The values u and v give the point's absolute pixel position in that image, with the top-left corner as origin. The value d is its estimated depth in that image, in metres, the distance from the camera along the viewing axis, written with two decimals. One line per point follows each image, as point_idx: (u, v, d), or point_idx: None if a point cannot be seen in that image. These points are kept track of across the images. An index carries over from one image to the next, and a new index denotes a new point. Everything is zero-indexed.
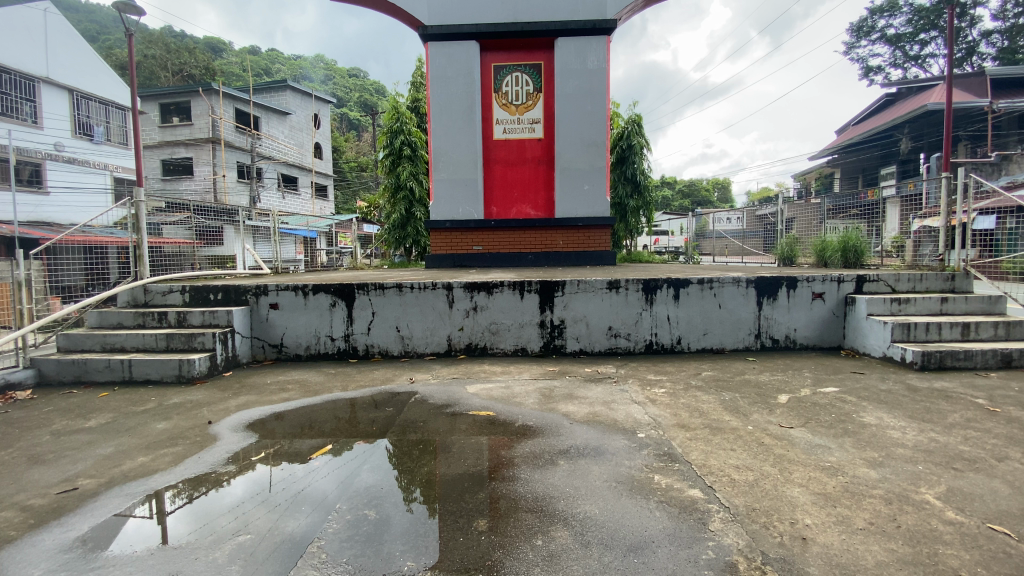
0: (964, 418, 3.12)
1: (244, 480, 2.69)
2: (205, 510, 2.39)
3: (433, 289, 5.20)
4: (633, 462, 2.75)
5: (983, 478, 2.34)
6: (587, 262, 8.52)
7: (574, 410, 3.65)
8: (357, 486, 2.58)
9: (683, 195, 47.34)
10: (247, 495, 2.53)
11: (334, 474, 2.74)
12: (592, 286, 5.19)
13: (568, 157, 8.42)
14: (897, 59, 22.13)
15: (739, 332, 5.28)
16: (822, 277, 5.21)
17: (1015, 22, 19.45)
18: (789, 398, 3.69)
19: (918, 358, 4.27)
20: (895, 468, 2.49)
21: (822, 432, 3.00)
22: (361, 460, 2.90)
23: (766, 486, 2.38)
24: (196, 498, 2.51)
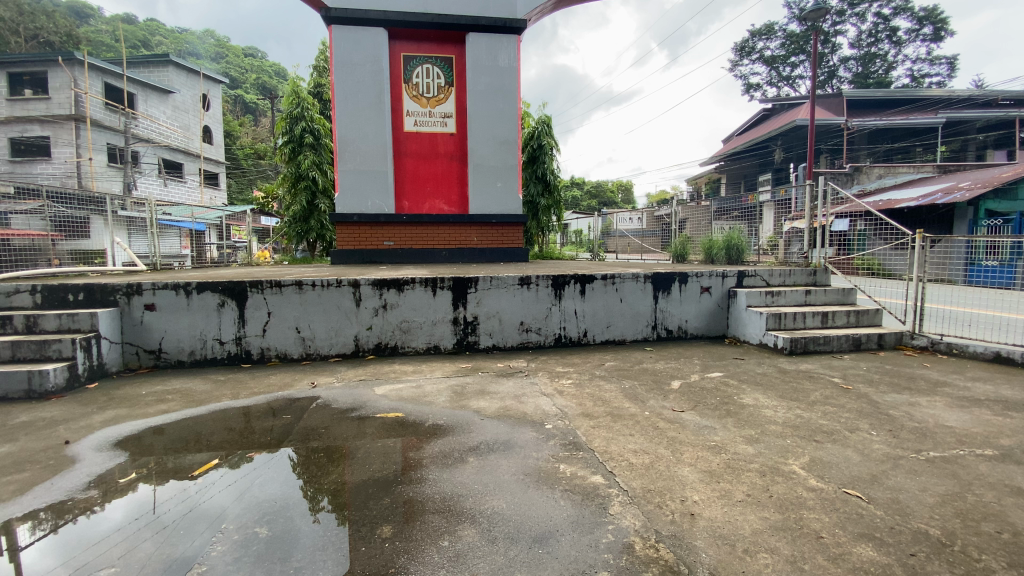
0: (823, 395, 3.58)
1: (122, 503, 2.36)
2: (70, 540, 2.05)
3: (337, 287, 4.92)
4: (540, 453, 2.80)
5: (839, 448, 2.69)
6: (500, 259, 8.59)
7: (486, 406, 3.64)
8: (254, 500, 2.35)
9: (591, 195, 49.55)
10: (125, 519, 2.21)
11: (230, 488, 2.49)
12: (504, 282, 5.21)
13: (480, 153, 8.40)
14: (773, 78, 24.85)
15: (639, 324, 5.60)
16: (709, 272, 5.69)
17: (866, 51, 22.63)
18: (681, 383, 3.99)
19: (787, 344, 4.82)
20: (768, 443, 2.77)
21: (710, 414, 3.27)
22: (259, 472, 2.66)
23: (661, 467, 2.53)
24: (60, 527, 2.15)
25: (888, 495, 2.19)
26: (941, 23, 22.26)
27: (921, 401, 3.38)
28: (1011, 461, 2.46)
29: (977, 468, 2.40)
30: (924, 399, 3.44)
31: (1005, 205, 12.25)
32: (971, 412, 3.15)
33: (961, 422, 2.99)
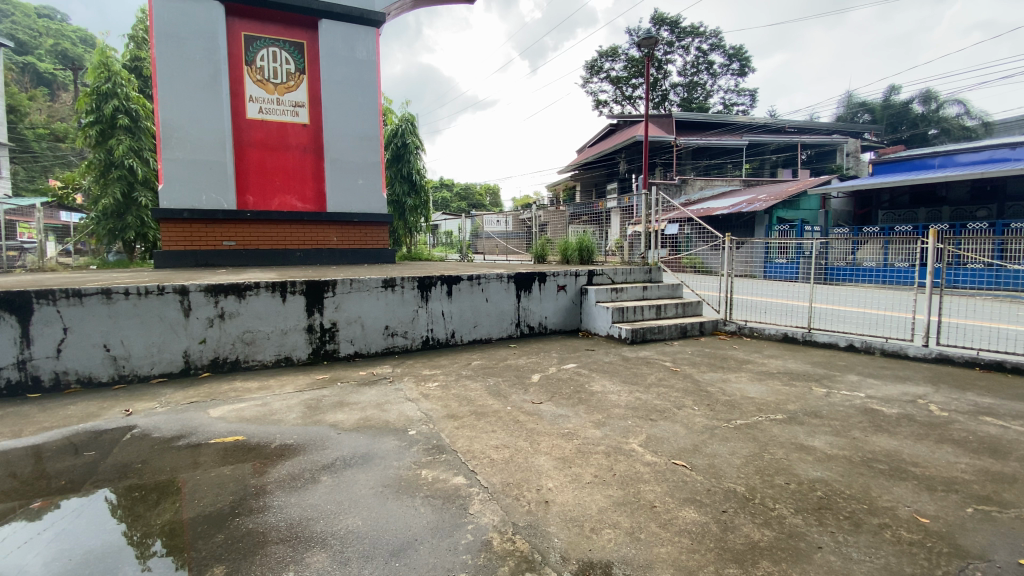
0: (658, 377, 4.06)
1: None
2: None
3: (160, 295, 4.21)
4: (401, 462, 2.70)
5: (670, 424, 3.05)
6: (362, 261, 8.19)
7: (343, 418, 3.41)
8: (45, 558, 1.89)
9: (460, 197, 49.88)
10: None
11: (12, 548, 1.97)
12: (365, 284, 4.95)
13: (337, 148, 7.90)
14: (618, 96, 27.53)
15: (503, 322, 5.76)
16: (565, 271, 6.09)
17: (690, 80, 26.27)
18: (540, 376, 4.20)
19: (628, 334, 5.37)
20: (613, 425, 3.04)
21: (564, 404, 3.47)
22: (56, 522, 2.15)
23: (519, 460, 2.62)
24: None
25: (708, 461, 2.54)
26: (745, 62, 26.80)
27: (731, 377, 4.00)
28: (794, 422, 3.03)
29: (771, 430, 2.91)
30: (734, 375, 4.08)
31: (788, 214, 15.52)
32: (767, 384, 3.82)
33: (760, 393, 3.60)
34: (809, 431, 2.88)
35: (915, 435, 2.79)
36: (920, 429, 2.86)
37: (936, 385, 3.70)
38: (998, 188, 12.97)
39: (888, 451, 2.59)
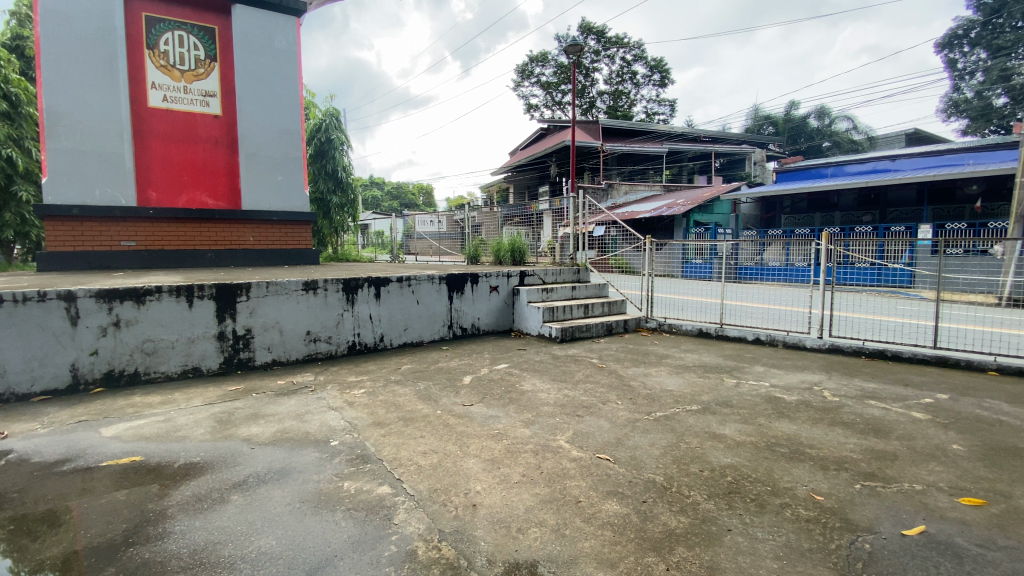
0: (585, 374, 4.18)
1: None
2: None
3: (40, 302, 3.70)
4: (321, 475, 2.56)
5: (596, 419, 3.14)
6: (283, 262, 7.75)
7: (259, 432, 3.18)
8: None
9: (391, 196, 48.61)
10: None
11: None
12: (284, 287, 4.68)
13: (254, 142, 7.41)
14: (548, 101, 28.13)
15: (435, 324, 5.67)
16: (497, 272, 6.11)
17: (615, 88, 27.38)
18: (471, 378, 4.17)
19: (558, 333, 5.49)
20: (541, 424, 3.08)
21: (494, 405, 3.47)
22: None
23: (447, 465, 2.57)
24: None
25: (629, 453, 2.64)
26: (665, 73, 28.35)
27: (652, 371, 4.21)
28: (708, 412, 3.22)
29: (687, 421, 3.08)
30: (655, 369, 4.29)
31: (704, 217, 16.64)
32: (684, 376, 4.05)
33: (677, 385, 3.81)
34: (720, 420, 3.08)
35: (811, 419, 3.07)
36: (816, 414, 3.15)
37: (829, 373, 4.10)
38: (880, 196, 14.66)
39: (789, 435, 2.82)
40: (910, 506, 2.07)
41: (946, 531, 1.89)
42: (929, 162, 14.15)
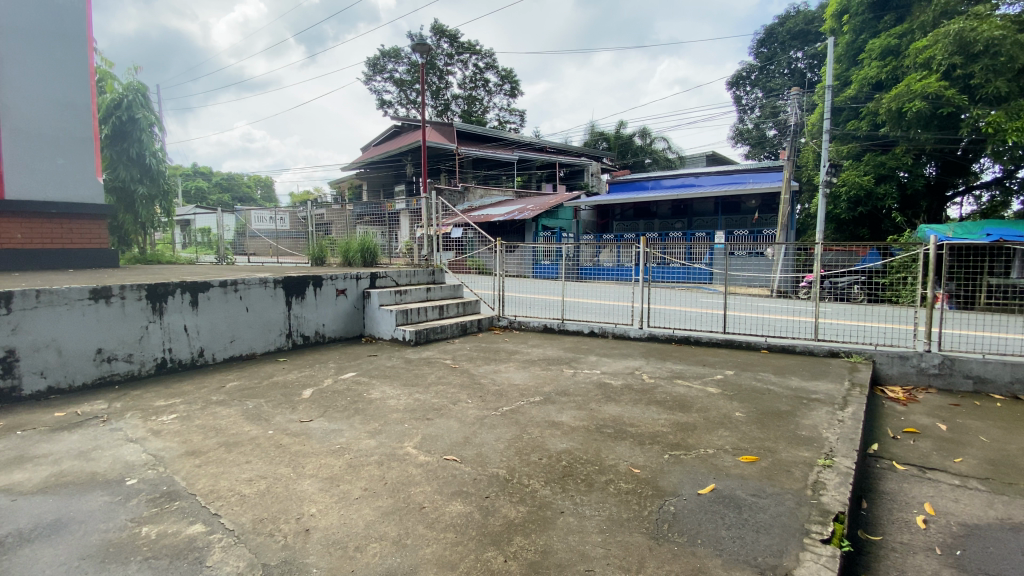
0: (437, 376, 4.14)
1: None
2: None
3: None
4: (112, 523, 2.11)
5: (445, 421, 3.13)
6: (65, 265, 6.29)
7: (21, 480, 2.51)
8: None
9: (220, 187, 42.69)
10: None
11: None
12: (63, 297, 3.78)
13: (22, 115, 5.86)
14: (402, 99, 27.48)
15: (270, 333, 5.11)
16: (343, 274, 5.78)
17: (469, 93, 27.90)
18: (312, 391, 3.84)
19: (412, 336, 5.36)
20: (388, 432, 2.96)
21: (337, 417, 3.25)
22: None
23: (277, 490, 2.32)
24: None
25: (474, 451, 2.68)
26: (514, 84, 29.73)
27: (502, 368, 4.36)
28: (548, 402, 3.44)
29: (531, 412, 3.25)
30: (504, 365, 4.45)
31: (551, 221, 17.85)
32: (530, 370, 4.28)
33: (523, 379, 4.01)
34: (559, 408, 3.31)
35: (634, 401, 3.47)
36: (637, 395, 3.58)
37: (649, 358, 4.69)
38: (687, 207, 17.38)
39: (615, 417, 3.15)
40: (703, 469, 2.45)
41: (731, 486, 2.28)
42: (722, 180, 17.16)
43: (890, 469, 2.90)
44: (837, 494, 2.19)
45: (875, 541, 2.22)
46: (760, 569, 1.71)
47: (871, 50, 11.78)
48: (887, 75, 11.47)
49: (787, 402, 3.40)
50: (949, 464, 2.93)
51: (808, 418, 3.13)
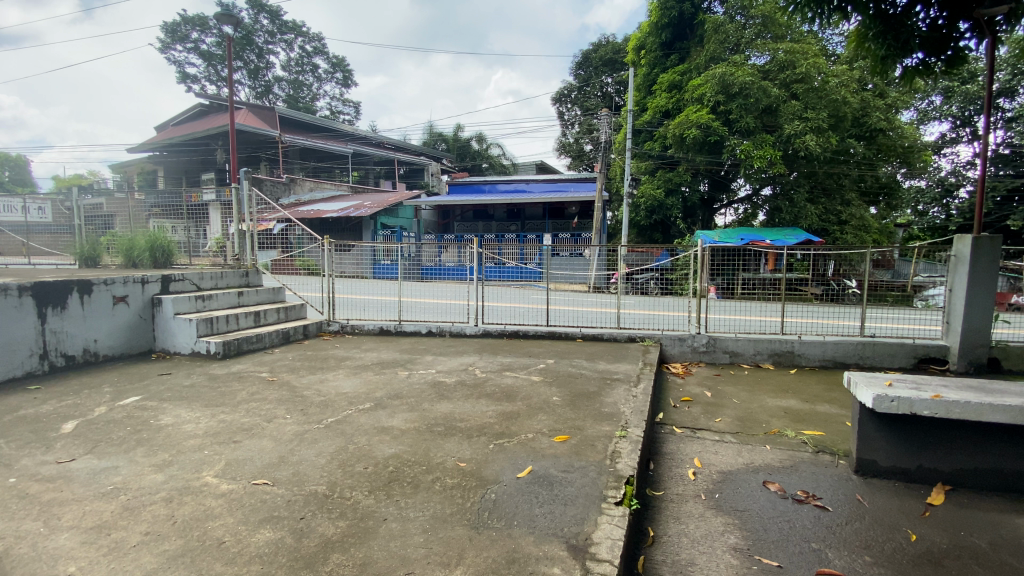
0: (250, 392, 3.69)
1: None
2: None
3: None
4: None
5: (256, 441, 2.82)
6: None
7: None
8: None
9: None
10: None
11: None
12: None
13: None
14: (211, 75, 23.89)
15: (13, 355, 3.98)
16: (123, 279, 4.78)
17: (294, 78, 25.53)
18: (76, 424, 3.10)
19: (220, 349, 4.71)
20: (182, 463, 2.55)
21: (112, 452, 2.68)
22: None
23: (17, 553, 1.82)
24: None
25: (290, 471, 2.46)
26: (347, 73, 28.13)
27: (329, 376, 4.08)
28: (378, 408, 3.33)
29: (357, 421, 3.11)
30: (331, 374, 4.17)
31: (390, 220, 17.29)
32: (361, 376, 4.10)
33: (352, 386, 3.82)
34: (389, 412, 3.23)
35: (464, 396, 3.57)
36: (467, 391, 3.69)
37: (481, 354, 4.87)
38: (520, 211, 18.48)
39: (445, 414, 3.20)
40: (523, 454, 2.64)
41: (546, 466, 2.49)
42: (549, 187, 18.71)
43: (671, 432, 3.49)
44: (629, 460, 2.56)
45: (658, 496, 2.65)
46: (566, 538, 1.90)
47: (662, 83, 14.00)
48: (673, 105, 13.77)
49: (596, 384, 3.86)
50: (712, 423, 3.65)
51: (612, 396, 3.59)
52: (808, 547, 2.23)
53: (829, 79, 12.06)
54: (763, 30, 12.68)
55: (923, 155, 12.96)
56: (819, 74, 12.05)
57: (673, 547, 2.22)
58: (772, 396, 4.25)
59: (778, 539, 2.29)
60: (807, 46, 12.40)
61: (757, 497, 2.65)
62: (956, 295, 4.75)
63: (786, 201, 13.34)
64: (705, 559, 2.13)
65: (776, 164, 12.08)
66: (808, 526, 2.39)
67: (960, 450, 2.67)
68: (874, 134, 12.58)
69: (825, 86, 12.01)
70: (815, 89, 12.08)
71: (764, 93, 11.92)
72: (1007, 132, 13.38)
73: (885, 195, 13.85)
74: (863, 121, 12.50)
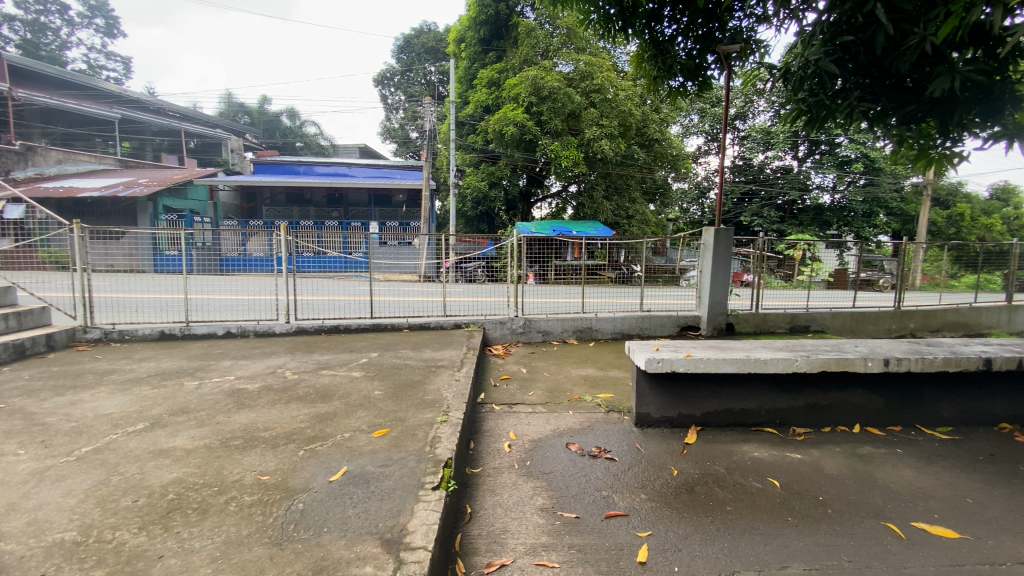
0: None
1: None
2: None
3: None
4: None
5: None
6: None
7: None
8: None
9: None
10: None
11: None
12: None
13: None
14: None
15: None
16: None
17: (28, 16, 19.65)
18: None
19: None
20: None
21: None
22: None
23: None
24: None
25: (23, 520, 1.92)
26: (111, 21, 22.71)
27: (87, 396, 3.29)
28: (156, 428, 2.80)
29: (127, 446, 2.57)
30: (89, 393, 3.36)
31: (176, 203, 15.08)
32: (132, 393, 3.38)
33: (119, 406, 3.13)
34: (172, 431, 2.75)
35: (270, 402, 3.22)
36: (274, 395, 3.34)
37: (294, 353, 4.45)
38: (342, 197, 17.31)
39: (245, 425, 2.85)
40: (337, 455, 2.50)
41: (362, 464, 2.40)
42: (373, 173, 17.92)
43: (490, 411, 3.69)
44: (448, 443, 2.63)
45: (477, 473, 2.78)
46: (380, 534, 1.86)
47: (481, 78, 14.51)
48: (492, 101, 14.40)
49: (419, 373, 3.86)
50: (526, 398, 3.96)
51: (434, 383, 3.64)
52: (600, 496, 2.59)
53: (619, 92, 13.84)
54: (567, 41, 13.97)
55: (684, 163, 15.88)
56: (611, 87, 13.75)
57: (488, 520, 2.35)
58: (575, 368, 4.80)
59: (577, 493, 2.60)
60: (602, 61, 14.06)
61: (562, 458, 2.97)
62: (705, 277, 5.98)
63: (588, 198, 15.17)
64: (516, 525, 2.31)
65: (579, 165, 13.55)
66: (600, 477, 2.78)
67: (706, 398, 3.38)
68: (652, 143, 15.00)
69: (616, 99, 13.79)
70: (608, 100, 13.79)
71: (568, 99, 13.16)
72: (739, 148, 17.21)
73: (659, 195, 16.58)
74: (644, 132, 14.73)
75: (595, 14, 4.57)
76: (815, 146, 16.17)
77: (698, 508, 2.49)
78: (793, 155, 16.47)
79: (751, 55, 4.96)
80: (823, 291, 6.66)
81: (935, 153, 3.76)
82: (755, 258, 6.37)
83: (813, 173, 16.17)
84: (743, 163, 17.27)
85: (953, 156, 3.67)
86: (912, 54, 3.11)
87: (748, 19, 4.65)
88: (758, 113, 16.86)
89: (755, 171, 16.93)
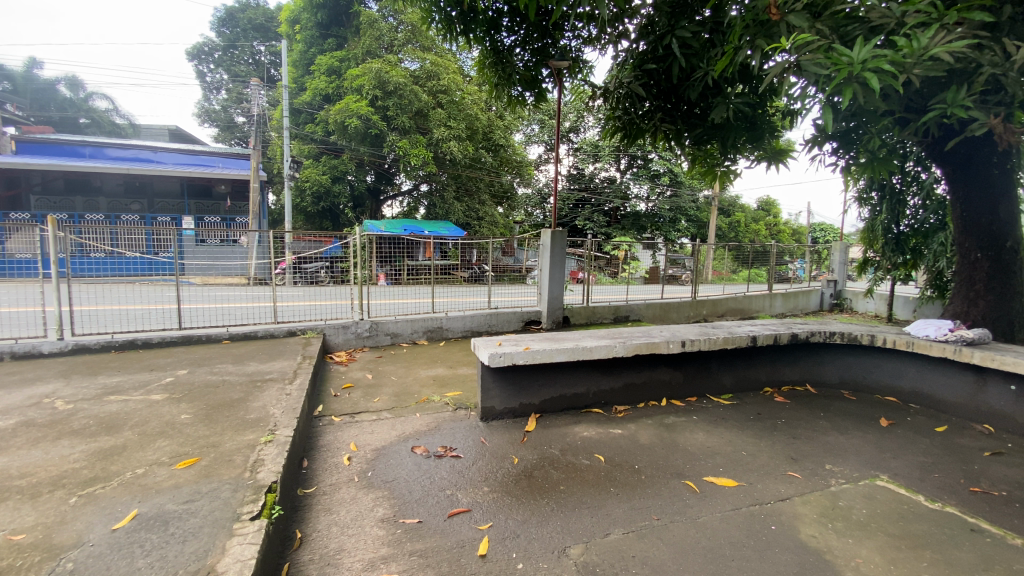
0: None
1: None
2: None
3: None
4: None
5: None
6: None
7: None
8: None
9: None
10: None
11: None
12: None
13: None
14: None
15: None
16: None
17: None
18: None
19: None
20: None
21: None
22: None
23: None
24: None
25: None
26: None
27: None
28: None
29: None
30: None
31: None
32: None
33: None
34: None
35: (30, 442, 2.56)
36: (37, 433, 2.67)
37: (70, 378, 3.61)
38: (145, 185, 14.52)
39: None
40: (127, 497, 2.10)
41: (159, 504, 2.05)
42: (187, 160, 15.43)
43: (329, 423, 3.45)
44: (273, 465, 2.38)
45: (311, 493, 2.58)
46: None
47: (320, 65, 13.54)
48: (332, 91, 13.52)
49: (241, 390, 3.43)
50: (369, 405, 3.80)
51: (260, 399, 3.27)
52: (442, 495, 2.60)
53: (465, 96, 14.08)
54: (411, 38, 13.73)
55: (527, 169, 16.80)
56: (457, 90, 13.90)
57: (321, 542, 2.19)
58: (422, 369, 4.75)
59: (420, 497, 2.57)
60: (447, 62, 14.09)
61: (406, 463, 2.91)
62: (545, 274, 6.40)
63: (438, 198, 15.19)
64: (353, 541, 2.20)
65: (428, 164, 13.42)
66: (444, 477, 2.78)
67: (543, 388, 3.62)
68: (498, 148, 15.56)
69: (462, 102, 13.98)
70: (455, 102, 13.90)
71: (415, 97, 12.94)
72: (573, 158, 18.81)
73: (505, 199, 17.31)
74: (490, 137, 15.17)
75: (437, 14, 4.53)
76: (633, 160, 18.48)
77: (535, 492, 2.65)
78: (617, 167, 18.61)
79: (578, 73, 5.47)
80: (640, 286, 7.63)
81: (719, 170, 4.51)
82: (587, 257, 7.03)
83: (632, 184, 18.53)
84: (578, 172, 18.83)
85: (731, 173, 4.47)
86: (698, 84, 3.72)
87: (575, 40, 5.10)
88: (588, 127, 18.65)
89: (587, 180, 18.63)
